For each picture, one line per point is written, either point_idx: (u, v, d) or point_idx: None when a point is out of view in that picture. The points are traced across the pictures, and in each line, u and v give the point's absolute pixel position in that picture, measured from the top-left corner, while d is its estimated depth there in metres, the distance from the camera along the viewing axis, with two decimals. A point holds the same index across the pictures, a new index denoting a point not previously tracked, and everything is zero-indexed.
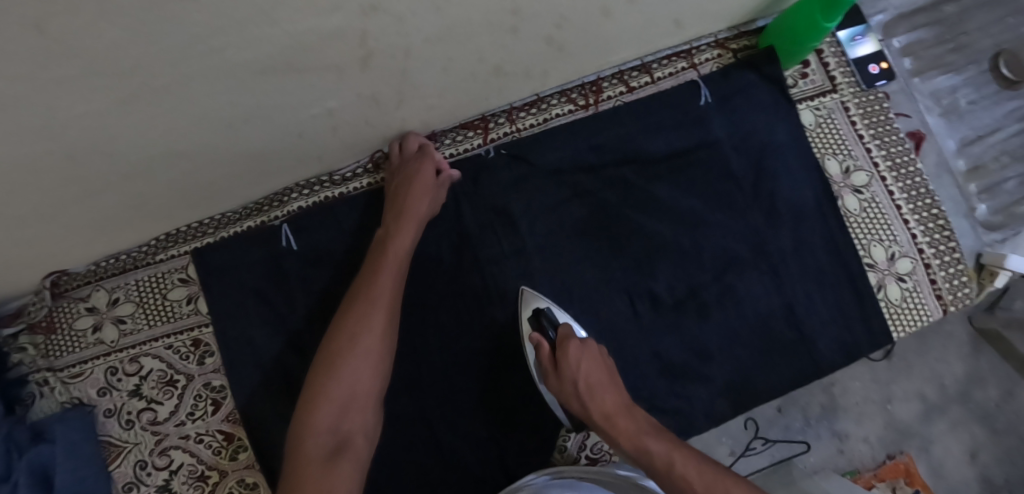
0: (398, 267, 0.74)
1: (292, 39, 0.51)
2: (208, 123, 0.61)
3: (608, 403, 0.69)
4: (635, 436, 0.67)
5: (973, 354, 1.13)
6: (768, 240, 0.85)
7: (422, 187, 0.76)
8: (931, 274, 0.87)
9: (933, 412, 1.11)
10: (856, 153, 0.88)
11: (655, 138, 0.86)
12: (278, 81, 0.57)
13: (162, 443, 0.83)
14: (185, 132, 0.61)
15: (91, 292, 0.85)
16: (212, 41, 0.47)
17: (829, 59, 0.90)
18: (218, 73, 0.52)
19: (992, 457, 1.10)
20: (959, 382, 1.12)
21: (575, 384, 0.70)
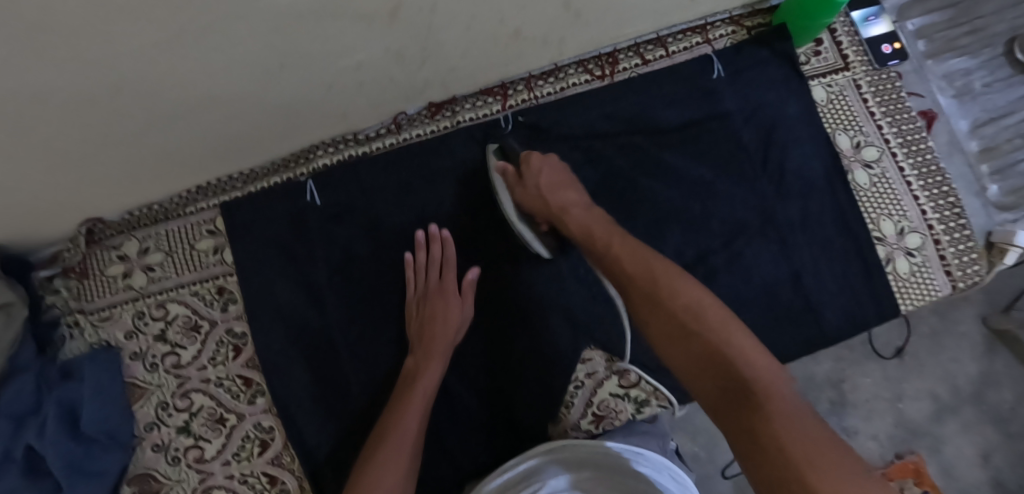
0: (429, 401, 0.74)
1: None
2: (243, 69, 0.64)
3: (565, 197, 0.76)
4: (588, 224, 0.73)
5: (988, 354, 1.15)
6: (778, 210, 0.86)
7: (449, 319, 0.79)
8: (941, 250, 0.88)
9: (945, 412, 1.15)
10: (867, 130, 0.90)
11: (669, 109, 0.88)
12: (313, 29, 0.60)
13: (184, 386, 0.86)
14: (221, 77, 0.64)
15: (124, 241, 0.89)
16: None
17: (842, 38, 0.92)
18: (257, 14, 0.55)
19: (1004, 459, 1.13)
20: (973, 382, 1.15)
21: (536, 184, 0.77)
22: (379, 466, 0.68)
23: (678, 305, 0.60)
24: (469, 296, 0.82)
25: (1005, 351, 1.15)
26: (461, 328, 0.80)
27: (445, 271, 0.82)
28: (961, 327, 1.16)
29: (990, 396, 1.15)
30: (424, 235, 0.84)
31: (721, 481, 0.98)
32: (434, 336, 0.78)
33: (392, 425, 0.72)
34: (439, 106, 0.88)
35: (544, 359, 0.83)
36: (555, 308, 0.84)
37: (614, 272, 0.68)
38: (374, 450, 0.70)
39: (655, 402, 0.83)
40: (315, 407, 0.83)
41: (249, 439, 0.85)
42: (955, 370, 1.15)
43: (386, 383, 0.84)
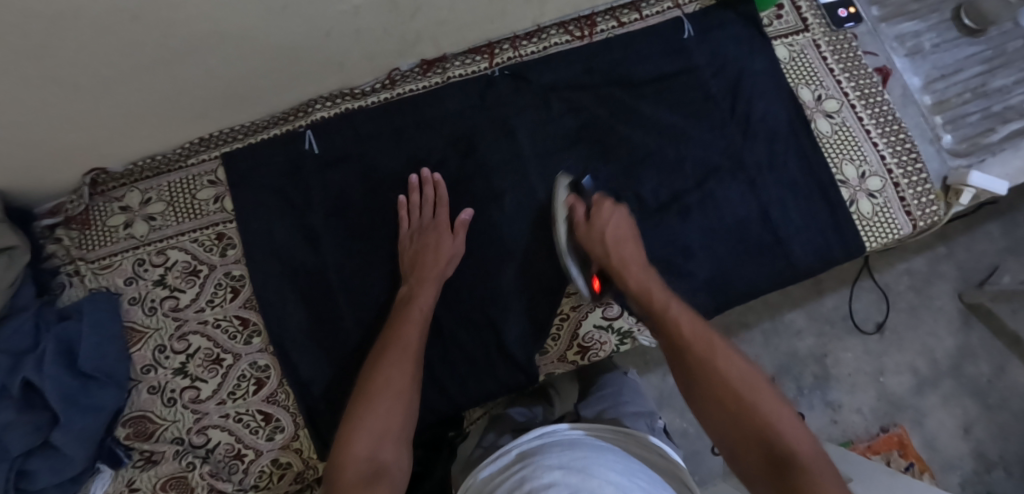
0: (425, 321, 0.78)
1: None
2: (251, 5, 0.69)
3: (626, 255, 0.79)
4: (648, 285, 0.76)
5: (964, 328, 1.23)
6: (747, 154, 0.93)
7: (441, 251, 0.83)
8: (901, 191, 0.94)
9: (926, 385, 1.21)
10: (828, 84, 0.97)
11: (645, 65, 0.95)
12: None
13: (182, 329, 0.88)
14: (231, 12, 0.69)
15: (126, 192, 0.92)
16: None
17: (801, 3, 1.00)
18: None
19: (985, 431, 1.20)
20: (952, 356, 1.22)
21: (606, 234, 0.81)
22: (385, 379, 0.71)
23: (734, 376, 0.63)
24: (461, 234, 0.86)
25: (981, 327, 1.23)
26: (454, 261, 0.85)
27: (438, 209, 0.86)
28: (938, 303, 1.24)
29: (968, 369, 1.22)
30: (417, 179, 0.88)
31: (711, 457, 1.13)
32: (425, 267, 0.82)
33: (395, 340, 0.75)
34: (429, 64, 0.95)
35: (531, 294, 0.87)
36: (543, 244, 0.89)
37: (664, 334, 0.71)
38: (376, 368, 0.72)
39: (637, 335, 0.87)
40: (312, 343, 0.87)
41: (246, 378, 0.87)
42: (934, 344, 1.23)
43: (381, 317, 0.88)
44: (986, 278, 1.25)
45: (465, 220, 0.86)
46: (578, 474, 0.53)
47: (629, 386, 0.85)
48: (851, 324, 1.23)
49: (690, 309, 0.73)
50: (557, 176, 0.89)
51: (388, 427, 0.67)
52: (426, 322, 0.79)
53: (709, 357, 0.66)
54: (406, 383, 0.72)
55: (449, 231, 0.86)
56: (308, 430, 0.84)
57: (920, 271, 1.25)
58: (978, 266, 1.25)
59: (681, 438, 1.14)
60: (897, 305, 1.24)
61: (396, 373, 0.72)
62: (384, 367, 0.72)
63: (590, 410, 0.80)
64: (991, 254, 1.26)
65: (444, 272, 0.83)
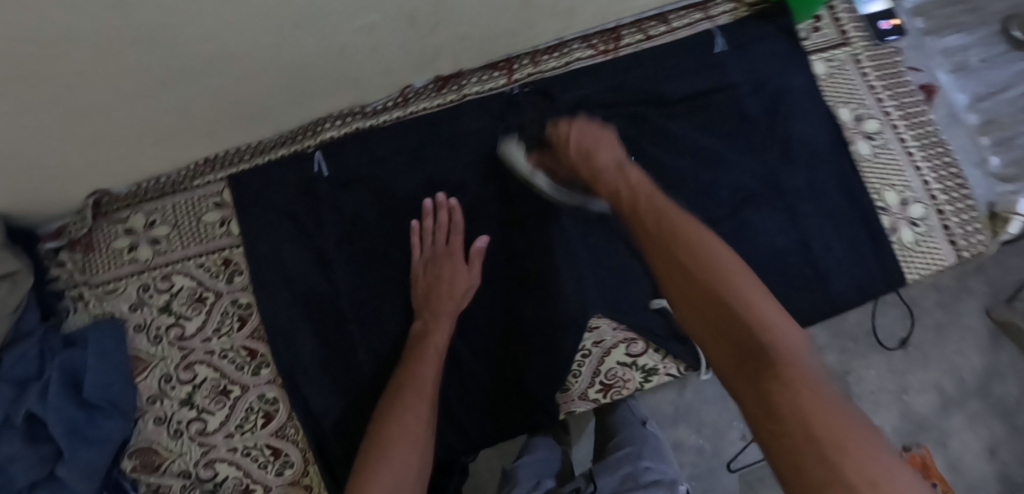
0: (440, 357, 0.76)
1: None
2: (262, 23, 0.64)
3: (602, 162, 0.75)
4: (619, 190, 0.70)
5: (993, 347, 1.17)
6: (787, 179, 0.86)
7: (456, 283, 0.80)
8: (945, 220, 0.88)
9: (950, 404, 1.16)
10: (868, 102, 0.91)
11: (675, 84, 0.89)
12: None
13: (188, 358, 0.85)
14: (241, 32, 0.65)
15: (130, 214, 0.88)
16: None
17: (841, 15, 0.94)
18: None
19: (1011, 454, 1.14)
20: (978, 375, 1.16)
21: (576, 152, 0.78)
22: (400, 424, 0.68)
23: (701, 268, 0.58)
24: (477, 265, 0.83)
25: (1009, 344, 1.16)
26: (469, 295, 0.82)
27: (452, 238, 0.83)
28: (965, 319, 1.17)
29: (995, 388, 1.16)
30: (431, 203, 0.85)
31: (727, 474, 1.05)
32: (438, 300, 0.79)
33: (409, 381, 0.73)
34: (445, 80, 0.90)
35: (550, 328, 0.82)
36: (564, 274, 0.83)
37: (666, 253, 0.61)
38: (391, 411, 0.70)
39: (662, 372, 0.82)
40: (322, 374, 0.83)
41: (253, 411, 0.84)
42: (960, 362, 1.17)
43: (394, 350, 0.84)
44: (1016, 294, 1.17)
45: (481, 249, 0.83)
46: None
47: (651, 445, 0.80)
48: (873, 340, 1.18)
49: (712, 237, 0.62)
50: (505, 144, 0.86)
51: (406, 477, 0.64)
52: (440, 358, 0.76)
53: (678, 250, 0.60)
54: (421, 427, 0.69)
55: (463, 261, 0.83)
56: (318, 466, 0.81)
57: (948, 287, 1.18)
58: (1009, 281, 1.18)
59: (696, 456, 1.05)
60: (922, 322, 1.18)
61: (411, 417, 0.69)
62: (399, 410, 0.70)
63: (608, 476, 0.75)
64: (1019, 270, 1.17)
65: (458, 306, 0.80)
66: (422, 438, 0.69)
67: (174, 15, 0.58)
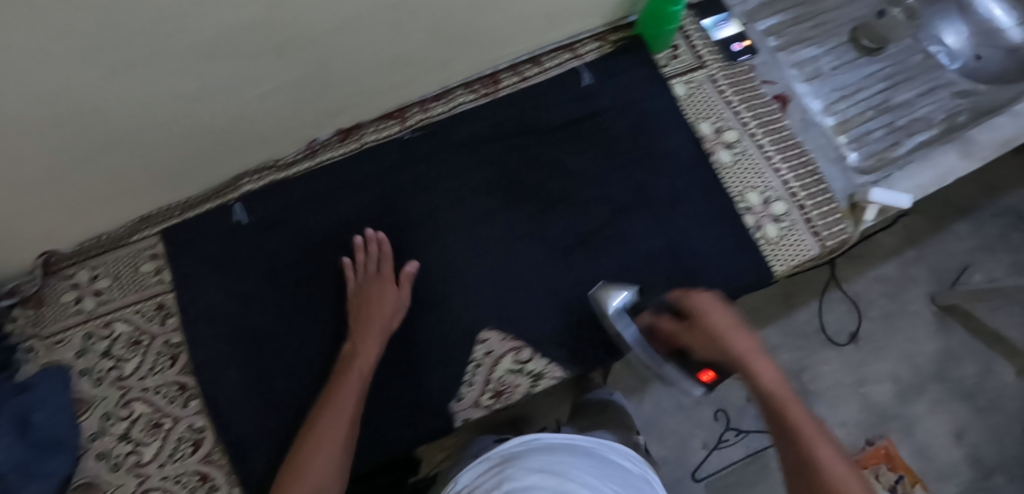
0: (365, 377, 0.83)
1: (228, 27, 0.71)
2: (169, 100, 0.78)
3: (742, 346, 0.73)
4: (781, 396, 0.69)
5: (943, 331, 1.41)
6: (652, 188, 0.97)
7: (384, 305, 0.87)
8: (806, 214, 0.96)
9: (910, 394, 1.37)
10: (726, 116, 1.01)
11: (549, 114, 1.00)
12: (226, 58, 0.75)
13: (126, 396, 0.94)
14: (152, 107, 0.78)
15: (76, 270, 1.00)
16: (169, 24, 0.66)
17: (697, 42, 1.06)
18: (168, 52, 0.70)
19: (978, 437, 1.35)
20: (933, 360, 1.39)
21: (710, 332, 0.74)
22: (319, 444, 0.76)
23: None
24: (407, 287, 0.89)
25: (960, 328, 1.41)
26: (400, 315, 0.89)
27: (384, 264, 0.90)
28: (914, 307, 1.43)
29: (953, 372, 1.39)
30: (362, 239, 0.92)
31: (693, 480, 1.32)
32: (368, 322, 0.86)
33: (335, 396, 0.81)
34: (348, 131, 1.01)
35: (444, 340, 0.90)
36: (455, 293, 0.92)
37: (806, 476, 0.63)
38: (316, 425, 0.78)
39: (549, 375, 0.89)
40: (244, 400, 0.91)
41: (183, 441, 0.92)
42: (914, 350, 1.40)
43: (309, 375, 0.92)
44: (958, 276, 1.45)
45: (410, 272, 0.89)
46: (555, 478, 0.64)
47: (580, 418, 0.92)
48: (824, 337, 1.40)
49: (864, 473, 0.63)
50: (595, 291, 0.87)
51: (323, 483, 0.74)
52: (366, 377, 0.84)
53: (828, 478, 0.61)
54: (342, 438, 0.77)
55: (394, 284, 0.90)
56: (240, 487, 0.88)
57: (891, 277, 1.45)
58: (950, 265, 1.46)
59: (669, 464, 1.34)
60: (870, 314, 1.42)
61: (334, 431, 0.77)
62: (326, 424, 0.78)
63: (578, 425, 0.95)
64: (961, 254, 1.47)
65: (389, 326, 0.87)
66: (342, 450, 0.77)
67: (90, 97, 0.72)
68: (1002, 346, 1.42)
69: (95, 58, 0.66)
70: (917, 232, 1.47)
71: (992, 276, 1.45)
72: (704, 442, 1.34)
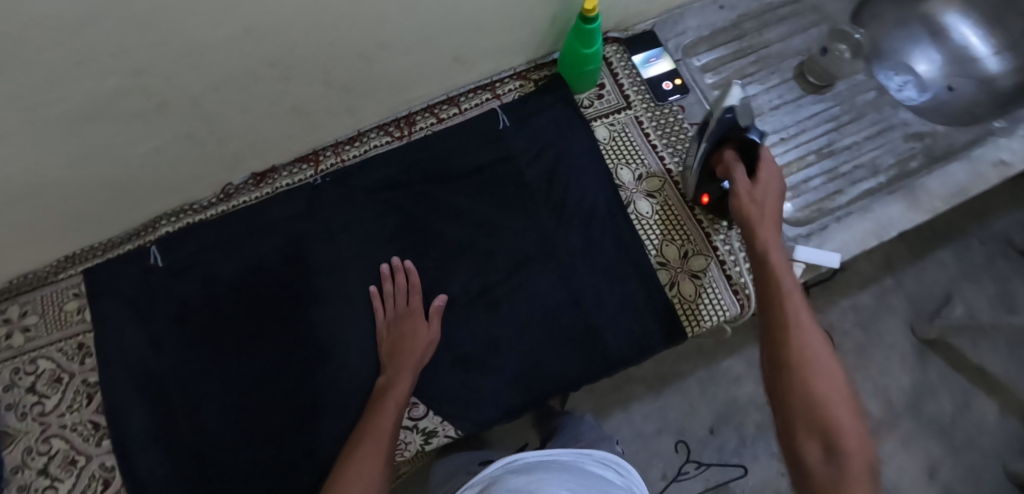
0: (400, 410, 0.81)
1: (92, 96, 0.71)
2: (58, 164, 0.80)
3: (765, 209, 0.80)
4: (778, 264, 0.75)
5: (920, 365, 1.28)
6: (559, 239, 0.93)
7: (417, 341, 0.86)
8: (727, 269, 0.91)
9: (880, 428, 1.25)
10: (650, 162, 0.96)
11: (458, 160, 0.97)
12: (104, 121, 0.76)
13: (46, 432, 0.97)
14: (42, 171, 0.80)
15: (8, 306, 1.03)
16: (31, 98, 0.67)
17: (623, 80, 1.00)
18: (36, 124, 0.71)
19: (952, 473, 1.22)
20: (907, 394, 1.27)
21: (750, 188, 0.81)
22: (353, 470, 0.74)
23: (806, 356, 0.66)
24: (436, 321, 0.88)
25: (938, 360, 1.28)
26: (432, 350, 0.87)
27: (414, 299, 0.90)
28: (889, 339, 1.29)
29: (928, 408, 1.26)
30: (388, 268, 0.93)
31: None
32: (402, 352, 0.86)
33: (368, 433, 0.78)
34: (261, 176, 1.02)
35: (342, 389, 0.92)
36: (353, 343, 0.93)
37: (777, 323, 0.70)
38: (355, 451, 0.76)
39: (441, 433, 0.87)
40: (149, 443, 0.93)
41: (95, 479, 0.95)
42: (889, 383, 1.28)
43: (211, 421, 0.93)
44: (940, 307, 1.30)
45: (439, 305, 0.89)
46: None
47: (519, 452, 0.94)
48: None
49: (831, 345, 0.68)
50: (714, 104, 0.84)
51: None
52: (403, 408, 0.82)
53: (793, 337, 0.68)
54: (378, 466, 0.74)
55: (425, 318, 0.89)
56: None
57: (866, 306, 1.31)
58: (931, 296, 1.31)
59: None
60: (843, 345, 1.29)
61: (371, 451, 0.76)
62: (364, 442, 0.77)
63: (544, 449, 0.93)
64: (943, 283, 1.32)
65: (422, 361, 0.86)
66: (376, 471, 0.74)
67: None
68: (985, 381, 1.28)
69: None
70: (896, 259, 1.33)
71: (975, 309, 1.29)
72: (662, 473, 1.24)
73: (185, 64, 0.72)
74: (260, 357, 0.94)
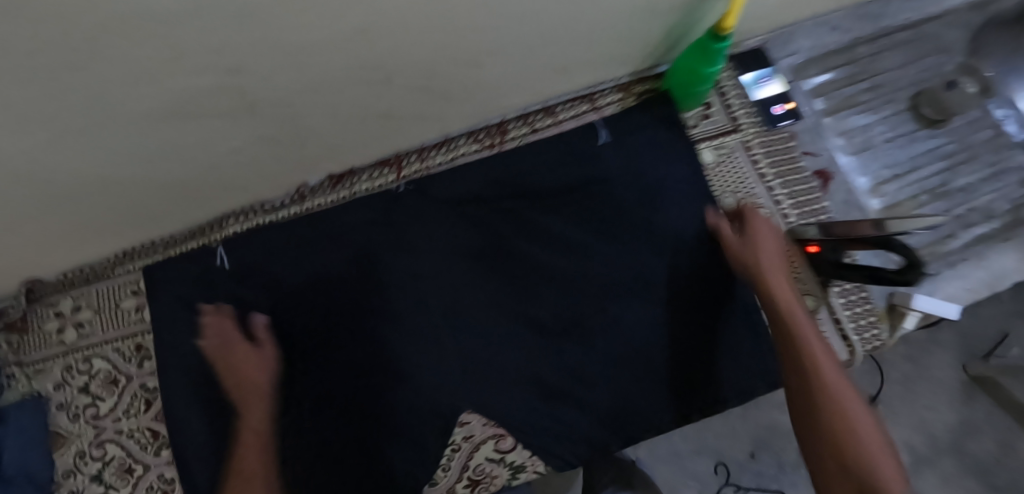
0: (258, 445, 0.85)
1: (184, 91, 0.63)
2: (131, 157, 0.73)
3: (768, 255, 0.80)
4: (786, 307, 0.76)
5: (969, 402, 1.14)
6: (655, 272, 0.88)
7: (248, 374, 0.87)
8: (835, 314, 0.87)
9: (922, 464, 1.13)
10: (759, 192, 0.91)
11: (549, 178, 0.90)
12: (190, 117, 0.68)
13: (100, 436, 0.92)
14: (111, 163, 0.72)
15: (60, 298, 0.96)
16: (122, 90, 0.59)
17: (733, 101, 0.94)
18: (120, 116, 0.64)
19: None
20: (952, 431, 1.13)
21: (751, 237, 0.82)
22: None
23: (827, 403, 0.69)
24: (263, 346, 0.89)
25: (986, 400, 1.14)
26: (269, 376, 0.88)
27: (234, 335, 0.90)
28: (936, 373, 1.15)
29: (971, 446, 1.12)
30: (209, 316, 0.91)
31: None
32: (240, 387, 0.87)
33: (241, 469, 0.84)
34: (338, 178, 0.96)
35: (413, 421, 0.84)
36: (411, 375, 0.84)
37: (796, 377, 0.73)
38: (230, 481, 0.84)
39: (529, 468, 0.85)
40: (210, 457, 0.88)
41: (153, 490, 0.90)
42: (932, 418, 1.15)
43: (286, 444, 0.87)
44: (994, 346, 1.16)
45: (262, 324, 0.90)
46: None
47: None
48: None
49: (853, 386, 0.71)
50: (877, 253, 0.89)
51: None
52: (267, 440, 0.86)
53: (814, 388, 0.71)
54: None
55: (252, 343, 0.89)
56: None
57: (916, 340, 1.18)
58: (987, 332, 1.16)
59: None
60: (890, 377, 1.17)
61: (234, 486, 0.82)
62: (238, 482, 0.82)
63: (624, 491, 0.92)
64: (998, 319, 1.17)
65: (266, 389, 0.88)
66: None
67: (46, 155, 0.66)
68: None
69: (35, 125, 0.60)
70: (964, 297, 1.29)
71: None
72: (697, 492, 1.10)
73: (287, 63, 0.64)
74: (270, 384, 0.88)
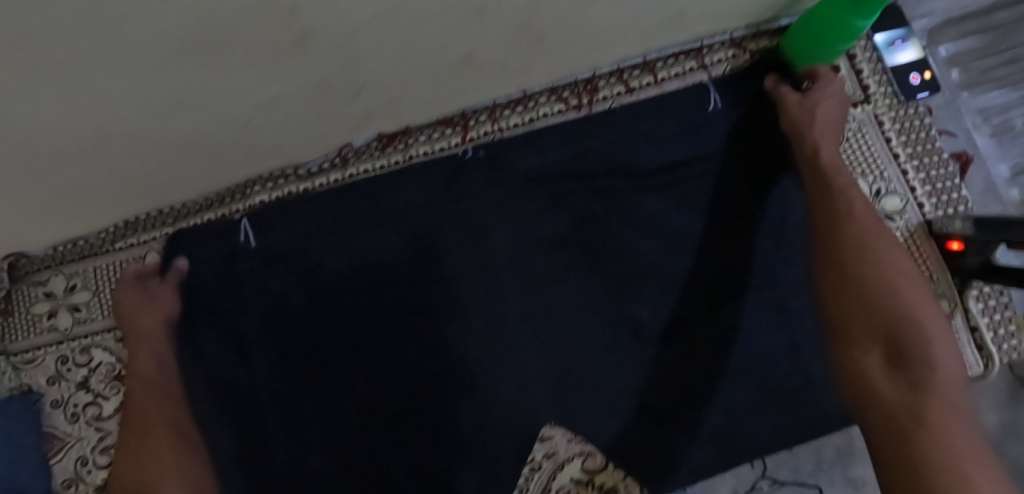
0: (146, 390, 0.73)
1: (221, 16, 0.43)
2: (143, 107, 0.54)
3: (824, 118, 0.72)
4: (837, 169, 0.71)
5: None
6: (770, 269, 0.76)
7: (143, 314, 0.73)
8: (972, 321, 0.76)
9: None
10: (891, 176, 0.78)
11: (651, 151, 0.76)
12: (224, 54, 0.49)
13: (105, 441, 0.78)
14: (116, 114, 0.54)
15: (50, 276, 0.80)
16: (140, 17, 0.40)
17: (863, 65, 0.80)
18: (136, 53, 0.45)
19: None
20: None
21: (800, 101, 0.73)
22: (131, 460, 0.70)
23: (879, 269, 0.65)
24: (169, 282, 0.75)
25: None
26: (170, 314, 0.75)
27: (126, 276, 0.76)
28: None
29: None
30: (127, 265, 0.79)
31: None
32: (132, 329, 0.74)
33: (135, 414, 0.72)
34: (389, 138, 0.79)
35: (491, 432, 0.74)
36: (500, 370, 0.75)
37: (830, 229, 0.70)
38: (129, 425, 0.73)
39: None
40: (241, 476, 0.74)
41: None
42: None
43: (329, 459, 0.74)
44: None
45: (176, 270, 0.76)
46: None
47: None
48: None
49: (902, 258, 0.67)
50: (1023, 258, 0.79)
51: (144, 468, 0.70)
52: (161, 384, 0.73)
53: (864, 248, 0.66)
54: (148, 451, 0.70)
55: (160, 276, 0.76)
56: None
57: None
58: None
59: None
60: None
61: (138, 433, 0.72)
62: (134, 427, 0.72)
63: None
64: None
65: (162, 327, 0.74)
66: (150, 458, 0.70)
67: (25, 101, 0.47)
68: None
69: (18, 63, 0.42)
70: None
71: None
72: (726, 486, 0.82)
73: None
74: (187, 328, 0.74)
